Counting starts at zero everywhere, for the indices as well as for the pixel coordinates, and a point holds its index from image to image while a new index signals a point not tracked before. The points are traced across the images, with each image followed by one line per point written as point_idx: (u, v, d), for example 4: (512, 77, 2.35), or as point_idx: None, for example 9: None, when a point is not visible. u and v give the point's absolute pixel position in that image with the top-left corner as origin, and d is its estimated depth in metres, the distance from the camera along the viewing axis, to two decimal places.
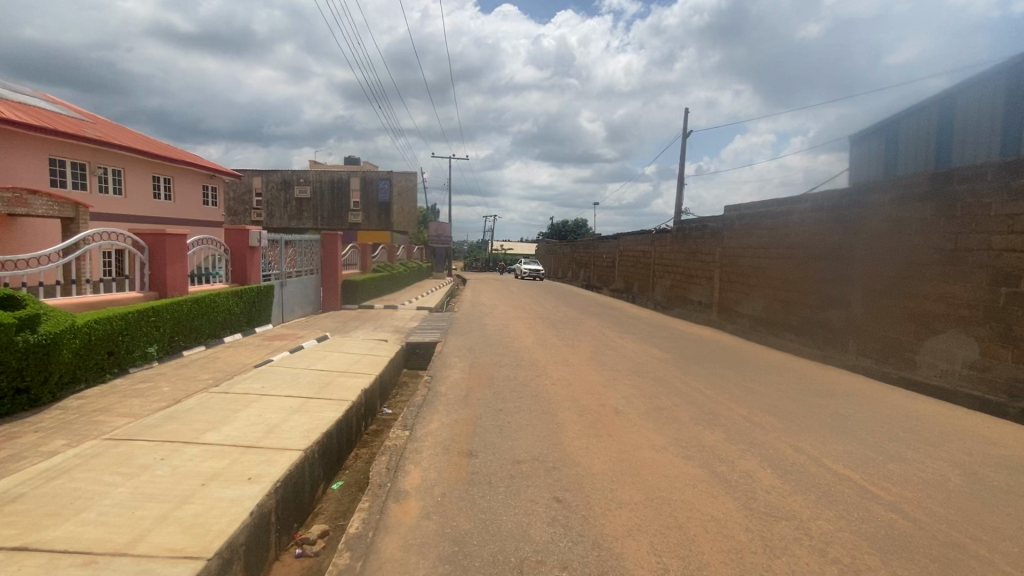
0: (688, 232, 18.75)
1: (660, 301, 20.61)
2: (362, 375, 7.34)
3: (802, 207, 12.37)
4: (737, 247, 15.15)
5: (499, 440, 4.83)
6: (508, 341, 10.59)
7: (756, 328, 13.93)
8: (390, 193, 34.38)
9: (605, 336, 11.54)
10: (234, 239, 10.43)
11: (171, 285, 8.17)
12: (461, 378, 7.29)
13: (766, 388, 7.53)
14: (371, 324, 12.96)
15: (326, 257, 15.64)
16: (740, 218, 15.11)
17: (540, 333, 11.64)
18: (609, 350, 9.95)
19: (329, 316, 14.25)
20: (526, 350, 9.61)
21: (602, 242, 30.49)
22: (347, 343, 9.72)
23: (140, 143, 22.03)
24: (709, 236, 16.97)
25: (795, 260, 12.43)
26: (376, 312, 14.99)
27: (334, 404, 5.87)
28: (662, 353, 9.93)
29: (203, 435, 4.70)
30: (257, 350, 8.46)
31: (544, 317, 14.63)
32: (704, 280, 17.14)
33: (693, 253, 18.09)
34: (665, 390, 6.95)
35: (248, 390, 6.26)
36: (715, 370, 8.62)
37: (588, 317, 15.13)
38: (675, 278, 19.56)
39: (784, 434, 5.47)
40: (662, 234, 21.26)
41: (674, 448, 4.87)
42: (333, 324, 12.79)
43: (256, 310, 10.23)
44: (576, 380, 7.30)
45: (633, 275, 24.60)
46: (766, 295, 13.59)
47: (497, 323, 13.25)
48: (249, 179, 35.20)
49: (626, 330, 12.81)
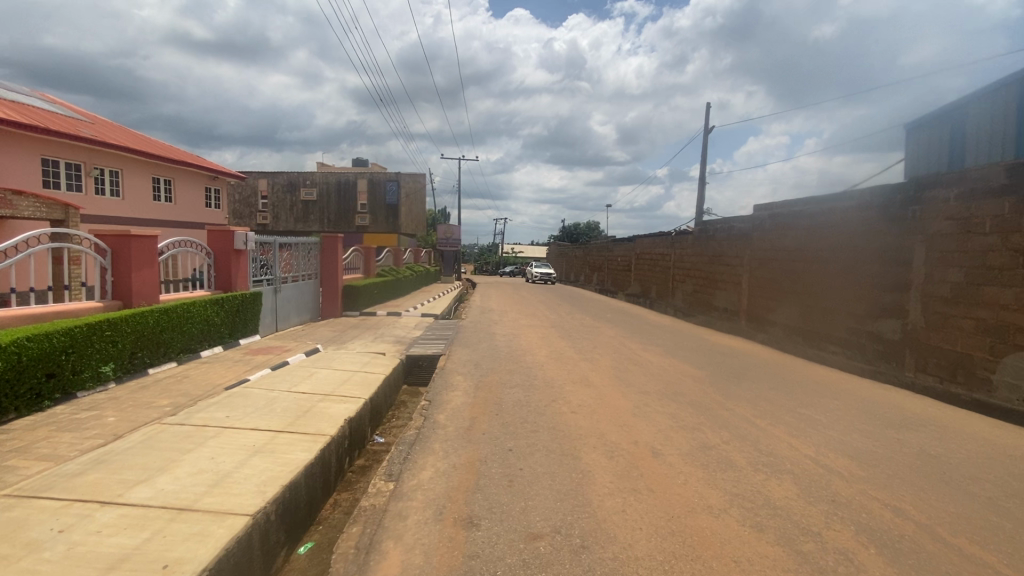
0: (711, 234, 17.51)
1: (681, 307, 19.38)
2: (349, 399, 6.28)
3: (847, 205, 11.09)
4: (768, 249, 13.91)
5: (509, 500, 3.71)
6: (519, 354, 9.49)
7: (792, 338, 12.63)
8: (397, 195, 33.53)
9: (627, 349, 10.38)
10: (219, 242, 9.50)
11: (138, 293, 7.21)
12: (464, 403, 6.20)
13: (826, 417, 6.34)
14: (370, 334, 11.95)
15: (326, 261, 14.69)
16: (772, 217, 13.87)
17: (555, 345, 10.52)
18: (634, 366, 8.81)
19: (327, 324, 13.28)
20: (540, 365, 8.51)
21: (617, 244, 29.28)
22: (339, 357, 8.70)
23: (140, 143, 21.44)
24: (736, 237, 15.72)
25: (839, 264, 11.18)
26: (378, 320, 14.00)
27: (307, 442, 4.80)
28: (693, 370, 8.76)
29: (129, 492, 3.66)
30: (234, 367, 7.46)
31: (558, 325, 13.51)
32: (730, 285, 15.89)
33: (718, 256, 16.85)
34: (707, 422, 5.79)
35: (208, 421, 5.23)
36: (759, 392, 7.45)
37: (607, 325, 13.96)
38: (697, 283, 18.33)
39: (870, 488, 4.30)
40: (683, 236, 20.02)
41: (737, 511, 3.73)
42: (329, 334, 11.81)
43: (240, 320, 9.24)
44: (600, 406, 6.17)
45: (650, 279, 23.38)
46: (804, 303, 12.29)
47: (507, 333, 12.18)
48: (255, 181, 34.60)
49: (649, 340, 11.65)
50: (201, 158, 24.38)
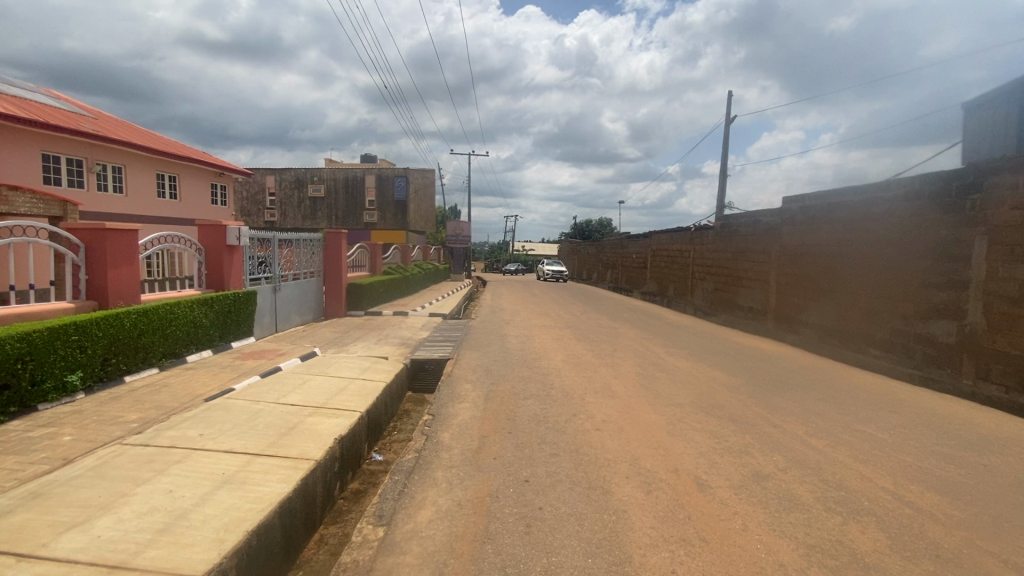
0: (735, 228, 16.52)
1: (701, 307, 18.45)
2: (343, 413, 5.55)
3: (893, 194, 10.11)
4: (799, 244, 12.96)
5: (529, 557, 2.93)
6: (533, 359, 8.71)
7: (827, 340, 11.68)
8: (406, 191, 32.90)
9: (651, 353, 9.54)
10: (210, 237, 8.83)
11: (115, 292, 6.56)
12: (473, 417, 5.45)
13: (892, 437, 5.45)
14: (373, 335, 11.23)
15: (329, 258, 14.03)
16: (804, 209, 12.89)
17: (572, 348, 9.72)
18: (660, 372, 7.97)
19: (329, 325, 12.60)
20: (557, 372, 7.71)
21: (632, 241, 28.32)
22: (337, 361, 7.99)
23: (143, 139, 21.04)
24: (763, 232, 14.75)
25: (882, 260, 10.24)
26: (383, 320, 13.29)
27: (288, 468, 4.07)
28: (726, 377, 7.90)
29: (58, 540, 2.96)
30: (221, 374, 6.78)
31: (574, 326, 12.68)
32: (756, 283, 14.94)
33: (742, 252, 15.91)
34: (756, 444, 4.96)
35: (178, 441, 4.54)
36: (806, 404, 6.58)
37: (626, 326, 13.10)
38: (719, 281, 17.39)
39: (974, 535, 3.48)
40: (703, 231, 19.02)
41: (820, 573, 2.92)
42: (330, 335, 11.13)
43: (233, 322, 8.58)
44: (628, 424, 5.36)
45: (667, 276, 22.43)
46: (842, 302, 11.32)
47: (519, 334, 11.41)
48: (262, 178, 34.16)
49: (673, 342, 10.80)
50: (207, 154, 23.93)
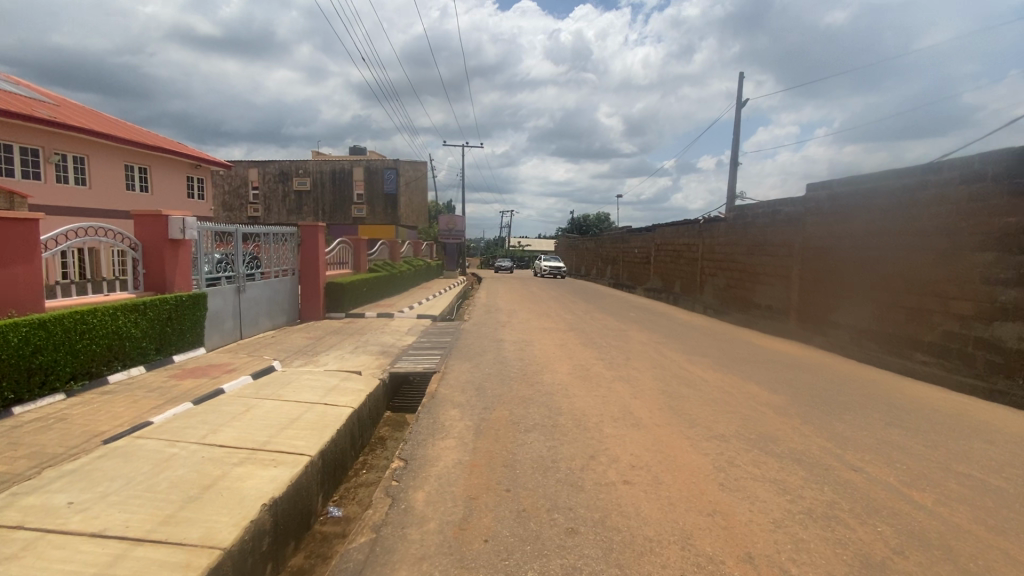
0: (751, 220, 15.20)
1: (712, 304, 17.18)
2: (285, 459, 4.17)
3: (946, 177, 8.76)
4: (826, 235, 11.68)
5: None
6: (534, 371, 7.37)
7: (863, 343, 10.41)
8: (396, 184, 31.45)
9: (671, 363, 8.18)
10: (149, 230, 7.41)
11: (5, 298, 5.17)
12: (458, 464, 4.10)
13: (1012, 484, 4.13)
14: (350, 342, 9.84)
15: (305, 255, 12.62)
16: (832, 197, 11.56)
17: (580, 357, 8.38)
18: (687, 389, 6.62)
19: (303, 329, 11.22)
20: (563, 389, 6.37)
21: (633, 234, 27.03)
22: (299, 378, 6.61)
23: (109, 127, 19.54)
24: (784, 223, 13.42)
25: (933, 252, 8.94)
26: (365, 323, 11.91)
27: (175, 569, 2.71)
28: (767, 393, 6.58)
29: None
30: (143, 401, 5.40)
31: (577, 329, 11.36)
32: (776, 279, 13.66)
33: (758, 244, 14.63)
34: (845, 504, 3.62)
35: (32, 517, 3.18)
36: (877, 432, 5.27)
37: (635, 328, 11.79)
38: (732, 276, 16.11)
39: None
40: (714, 223, 17.70)
41: None
42: (301, 343, 9.75)
43: (176, 331, 7.18)
44: (665, 472, 4.02)
45: (673, 272, 21.15)
46: (880, 301, 10.03)
47: (516, 339, 10.06)
48: (245, 171, 32.61)
49: (692, 348, 9.48)
50: (182, 144, 22.38)
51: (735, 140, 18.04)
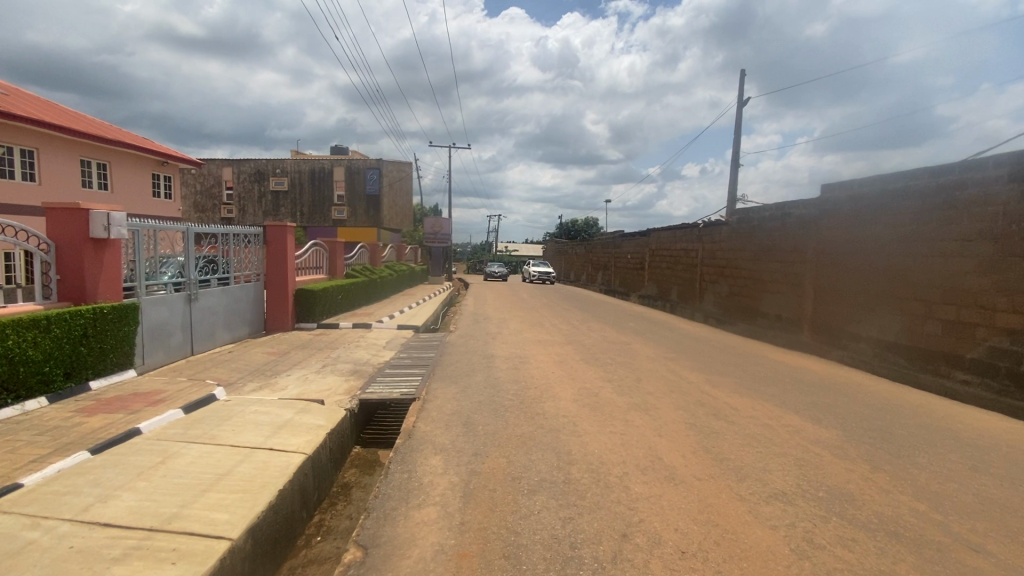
0: (757, 224, 14.26)
1: (713, 313, 16.22)
2: (194, 549, 2.93)
3: (991, 175, 7.86)
4: (846, 239, 10.75)
5: None
6: (533, 398, 6.20)
7: (891, 359, 9.45)
8: (379, 184, 30.12)
9: (689, 385, 7.08)
10: (65, 228, 6.10)
11: None
12: (440, 556, 2.90)
13: None
14: (318, 359, 8.56)
15: (272, 258, 11.29)
16: (853, 199, 10.64)
17: (584, 378, 7.23)
18: (717, 422, 5.51)
19: (267, 343, 9.92)
20: (571, 424, 5.22)
21: (626, 239, 26.09)
22: (244, 410, 5.35)
23: (62, 119, 17.91)
24: (796, 227, 12.46)
25: (975, 258, 8.00)
26: (338, 336, 10.63)
27: None
28: (813, 427, 5.51)
29: None
30: (26, 450, 4.11)
31: (576, 342, 10.22)
32: (786, 286, 12.72)
33: (765, 249, 13.70)
34: None
35: None
36: (970, 485, 4.21)
37: (639, 340, 10.72)
38: (735, 283, 15.16)
39: None
40: (715, 227, 16.76)
41: None
42: (261, 360, 8.46)
43: (98, 351, 5.88)
44: (731, 564, 2.89)
45: (670, 278, 20.19)
46: (911, 312, 9.08)
47: (509, 355, 8.88)
48: (218, 170, 31.01)
49: (707, 367, 8.40)
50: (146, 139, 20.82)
51: (737, 140, 17.17)
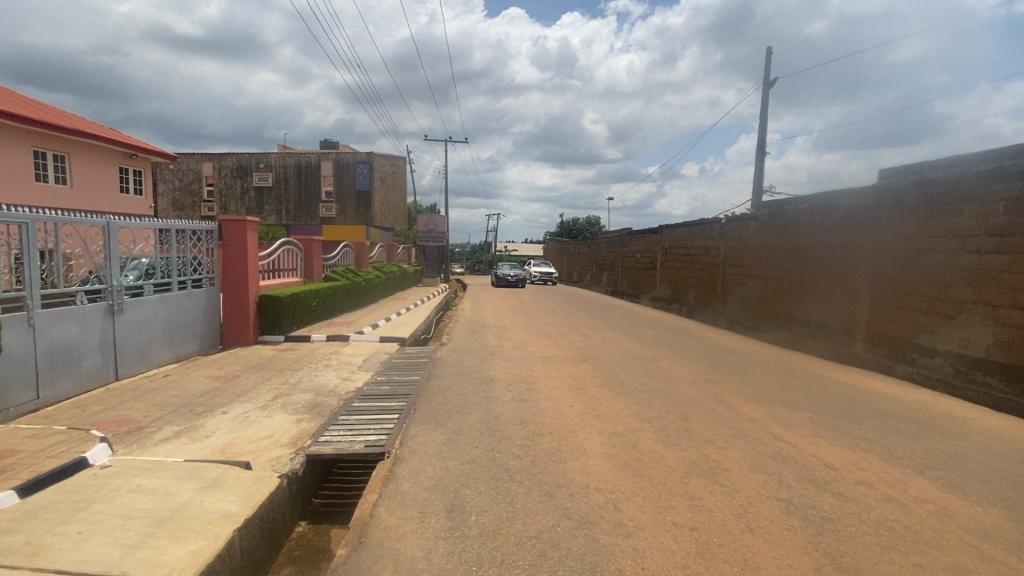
0: (794, 218, 12.45)
1: (739, 318, 14.49)
2: None
3: None
4: (914, 234, 9.01)
5: None
6: (549, 452, 4.45)
7: (979, 379, 7.70)
8: (370, 179, 28.36)
9: (754, 429, 5.29)
10: None
11: None
12: None
13: None
14: (270, 387, 6.75)
15: (229, 259, 9.47)
16: (925, 187, 8.88)
17: (614, 416, 5.44)
18: (823, 500, 3.74)
19: (218, 362, 8.15)
20: (611, 509, 3.47)
21: (634, 236, 24.35)
22: (120, 489, 3.59)
23: (10, 104, 16.02)
24: (846, 222, 10.66)
25: None
26: (308, 353, 8.89)
27: None
28: (962, 506, 3.78)
29: None
30: None
31: (592, 360, 8.48)
32: (832, 289, 10.96)
33: (803, 246, 11.97)
34: None
35: None
36: None
37: (669, 358, 8.92)
38: (765, 285, 13.44)
39: None
40: (740, 223, 14.98)
41: None
42: (200, 388, 6.70)
43: None
44: None
45: (685, 278, 18.46)
46: (1008, 321, 7.32)
47: (512, 379, 7.13)
48: (198, 165, 29.20)
49: (765, 397, 6.61)
50: (113, 129, 18.98)
51: (763, 125, 15.41)
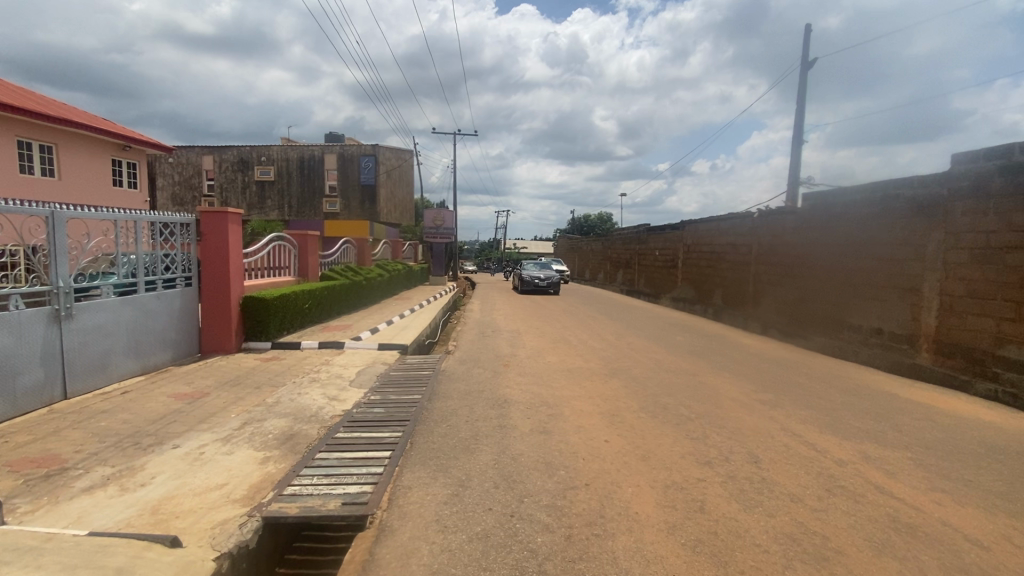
0: (840, 211, 11.15)
1: (774, 322, 13.23)
2: None
3: None
4: (1000, 227, 7.67)
5: None
6: (589, 520, 3.29)
7: None
8: (375, 172, 27.33)
9: (851, 480, 4.06)
10: None
11: None
12: None
13: None
14: (240, 410, 5.63)
15: (207, 256, 8.39)
16: (1013, 172, 7.56)
17: (666, 462, 4.23)
18: None
19: (190, 376, 7.07)
20: None
21: (652, 233, 23.04)
22: None
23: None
24: (909, 215, 9.34)
25: None
26: (295, 363, 7.79)
27: None
28: None
29: None
30: None
31: (622, 374, 7.28)
32: (890, 291, 9.65)
33: (853, 242, 10.66)
34: None
35: None
36: None
37: (712, 373, 7.64)
38: (805, 285, 12.15)
39: None
40: (774, 218, 13.70)
41: None
42: (158, 410, 5.61)
43: None
44: None
45: (710, 277, 17.20)
46: None
47: (530, 401, 5.97)
48: (198, 158, 28.36)
49: (846, 429, 5.33)
50: (105, 119, 18.08)
51: (800, 109, 14.04)
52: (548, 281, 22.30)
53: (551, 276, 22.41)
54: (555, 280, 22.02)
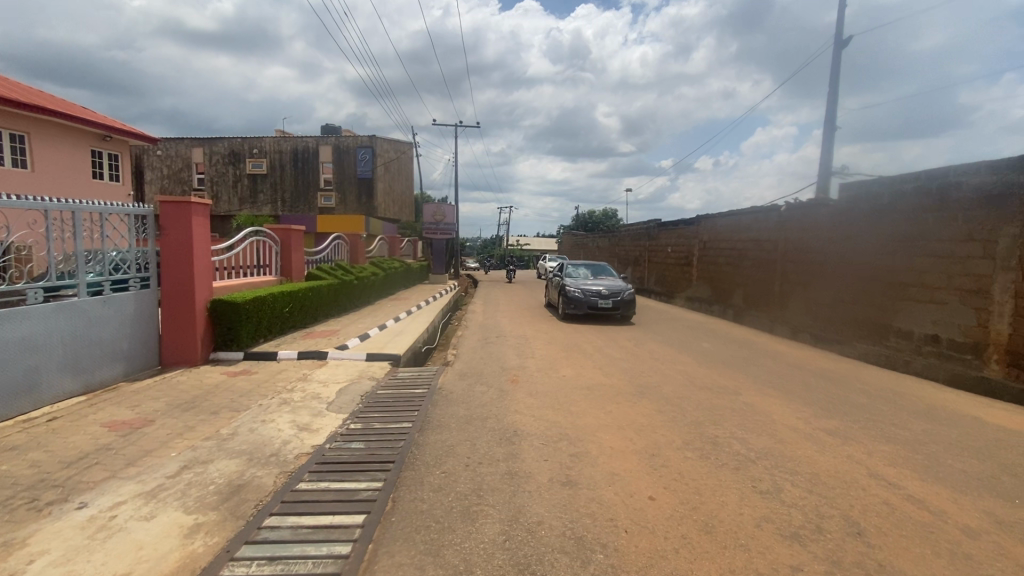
0: (886, 202, 9.97)
1: (806, 326, 12.04)
2: None
3: None
4: None
5: None
6: None
7: None
8: (372, 164, 26.19)
9: (1001, 567, 2.92)
10: None
11: None
12: None
13: None
14: (183, 447, 4.48)
15: (167, 253, 7.26)
16: None
17: (742, 538, 3.07)
18: None
19: (139, 396, 5.94)
20: None
21: (664, 229, 21.80)
22: None
23: None
24: (974, 206, 8.16)
25: None
26: (267, 379, 6.65)
27: None
28: None
29: None
30: None
31: (652, 394, 6.12)
32: (949, 293, 8.47)
33: (902, 236, 9.48)
34: None
35: None
36: None
37: (758, 393, 6.44)
38: (843, 285, 10.95)
39: None
40: (804, 211, 12.51)
41: None
42: (81, 447, 4.47)
43: None
44: None
45: (730, 276, 15.99)
46: None
47: (546, 433, 4.80)
48: (188, 151, 27.23)
49: (954, 478, 4.16)
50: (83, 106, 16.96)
51: (831, 90, 12.84)
52: (613, 297, 12.11)
53: (616, 288, 12.37)
54: (626, 295, 12.12)
